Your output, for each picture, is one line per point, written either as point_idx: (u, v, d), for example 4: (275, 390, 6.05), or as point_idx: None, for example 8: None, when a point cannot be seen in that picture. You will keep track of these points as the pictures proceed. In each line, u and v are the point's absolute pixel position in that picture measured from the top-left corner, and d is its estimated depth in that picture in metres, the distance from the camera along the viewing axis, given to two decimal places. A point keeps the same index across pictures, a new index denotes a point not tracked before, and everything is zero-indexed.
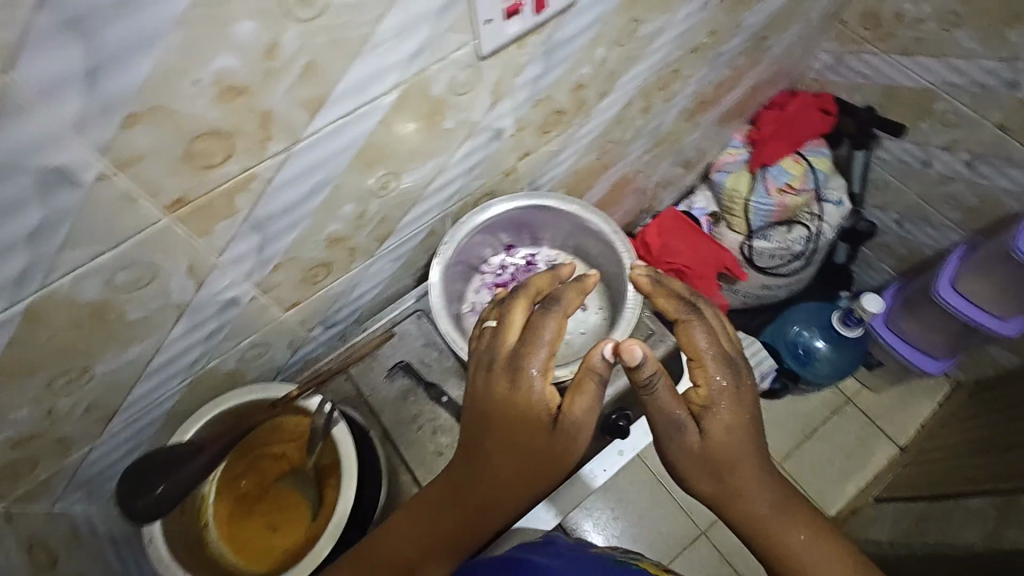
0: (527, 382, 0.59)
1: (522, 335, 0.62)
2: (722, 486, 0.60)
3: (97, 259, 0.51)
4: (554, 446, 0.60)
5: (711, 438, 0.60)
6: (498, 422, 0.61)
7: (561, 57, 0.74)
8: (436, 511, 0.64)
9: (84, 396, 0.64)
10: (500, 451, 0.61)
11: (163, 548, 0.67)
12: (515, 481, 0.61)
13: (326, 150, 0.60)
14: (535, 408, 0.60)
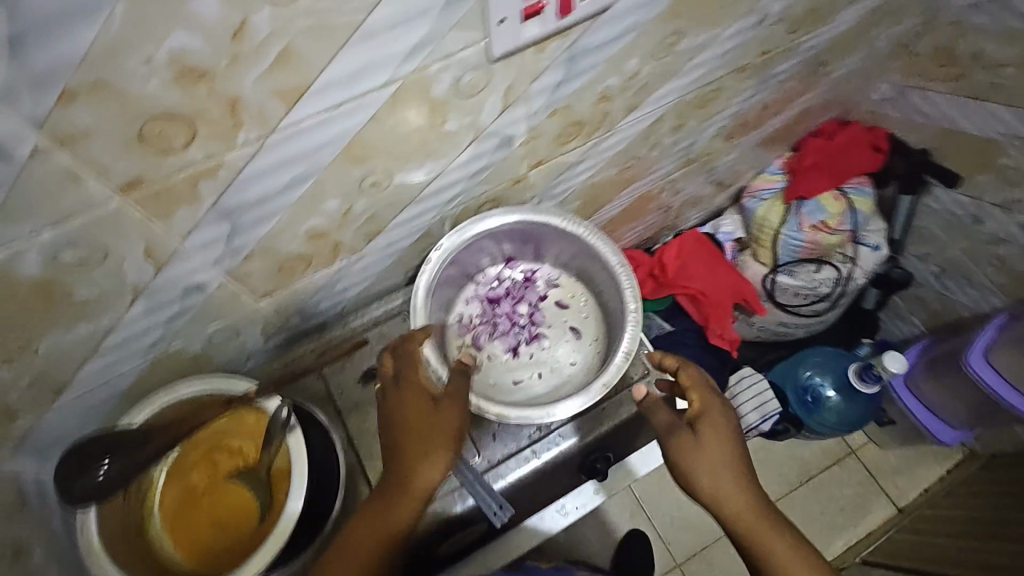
0: (408, 386, 0.68)
1: (399, 363, 0.70)
2: (716, 486, 0.66)
3: (37, 236, 0.47)
4: (435, 421, 0.66)
5: (704, 441, 0.67)
6: (409, 423, 0.66)
7: (586, 66, 0.67)
8: (369, 523, 0.63)
9: (29, 367, 0.60)
10: (410, 441, 0.65)
11: (95, 538, 0.64)
12: (419, 461, 0.64)
13: (307, 144, 0.54)
14: (417, 398, 0.67)
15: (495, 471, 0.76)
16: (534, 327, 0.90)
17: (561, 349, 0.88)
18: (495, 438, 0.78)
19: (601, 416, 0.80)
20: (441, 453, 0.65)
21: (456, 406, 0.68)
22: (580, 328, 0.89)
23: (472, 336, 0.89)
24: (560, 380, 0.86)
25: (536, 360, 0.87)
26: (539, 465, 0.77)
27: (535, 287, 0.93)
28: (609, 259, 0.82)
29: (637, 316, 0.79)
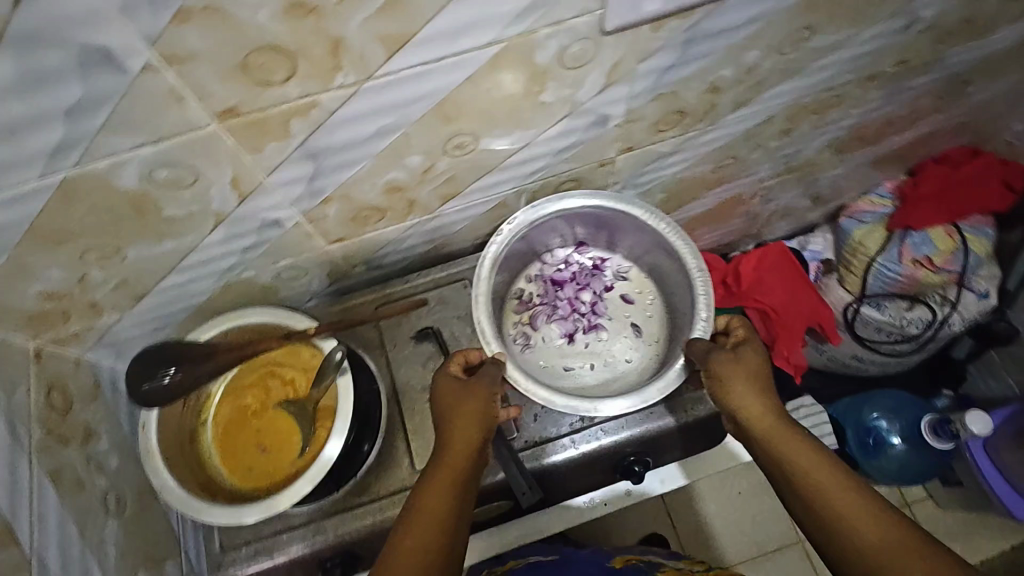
0: (446, 380, 0.66)
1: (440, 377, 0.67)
2: (746, 389, 0.63)
3: (137, 149, 0.49)
4: (468, 397, 0.64)
5: (740, 356, 0.66)
6: (448, 410, 0.63)
7: (701, 52, 0.62)
8: (426, 504, 0.54)
9: (118, 270, 0.64)
10: (452, 421, 0.63)
11: (152, 438, 0.68)
12: (459, 427, 0.62)
13: (400, 95, 0.53)
14: (447, 388, 0.66)
15: (532, 452, 0.75)
16: (594, 317, 0.87)
17: (618, 345, 0.85)
18: (535, 419, 0.77)
19: (645, 419, 0.77)
20: (474, 422, 0.62)
21: (484, 378, 0.66)
22: (641, 327, 0.86)
23: (530, 315, 0.87)
24: (610, 375, 0.83)
25: (591, 350, 0.85)
26: (576, 455, 0.76)
27: (603, 276, 0.89)
28: (685, 263, 0.76)
29: (705, 327, 0.73)
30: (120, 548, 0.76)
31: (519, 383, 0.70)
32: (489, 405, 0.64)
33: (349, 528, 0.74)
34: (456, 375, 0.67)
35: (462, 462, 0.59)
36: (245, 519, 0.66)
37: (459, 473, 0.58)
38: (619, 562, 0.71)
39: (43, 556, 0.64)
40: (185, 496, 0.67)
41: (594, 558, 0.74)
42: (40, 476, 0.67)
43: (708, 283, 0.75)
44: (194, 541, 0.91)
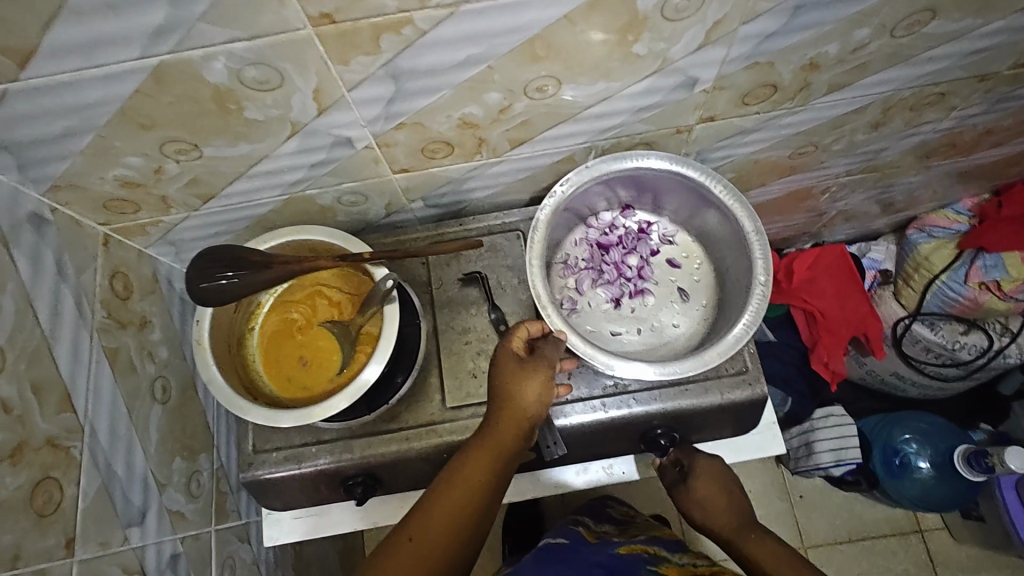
0: (505, 354, 0.66)
1: (505, 348, 0.66)
2: (703, 506, 0.77)
3: (231, 44, 0.49)
4: (519, 385, 0.63)
5: (698, 482, 0.78)
6: (497, 392, 0.64)
7: (807, 23, 0.59)
8: (455, 482, 0.61)
9: (192, 168, 0.66)
10: (497, 405, 0.64)
11: (204, 334, 0.71)
12: (506, 405, 0.63)
13: (493, 24, 0.52)
14: (502, 367, 0.65)
15: (560, 408, 0.76)
16: (639, 281, 0.79)
17: (664, 311, 0.78)
18: (569, 377, 0.77)
19: (680, 396, 0.76)
20: (523, 409, 0.63)
21: (540, 368, 0.64)
22: (688, 296, 0.79)
23: (574, 279, 0.79)
24: (657, 341, 0.76)
25: (637, 316, 0.78)
26: (604, 419, 0.76)
27: (649, 240, 0.81)
28: (741, 225, 0.71)
29: (763, 293, 0.68)
30: (161, 434, 0.80)
31: (578, 348, 0.69)
32: (539, 401, 0.63)
33: (374, 451, 0.76)
34: (514, 353, 0.66)
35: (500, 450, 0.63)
36: (280, 424, 0.68)
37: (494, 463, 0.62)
38: (624, 549, 0.79)
39: (95, 425, 0.68)
40: (229, 392, 0.70)
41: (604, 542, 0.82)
42: (98, 350, 0.71)
43: (768, 249, 0.69)
44: (226, 442, 0.95)
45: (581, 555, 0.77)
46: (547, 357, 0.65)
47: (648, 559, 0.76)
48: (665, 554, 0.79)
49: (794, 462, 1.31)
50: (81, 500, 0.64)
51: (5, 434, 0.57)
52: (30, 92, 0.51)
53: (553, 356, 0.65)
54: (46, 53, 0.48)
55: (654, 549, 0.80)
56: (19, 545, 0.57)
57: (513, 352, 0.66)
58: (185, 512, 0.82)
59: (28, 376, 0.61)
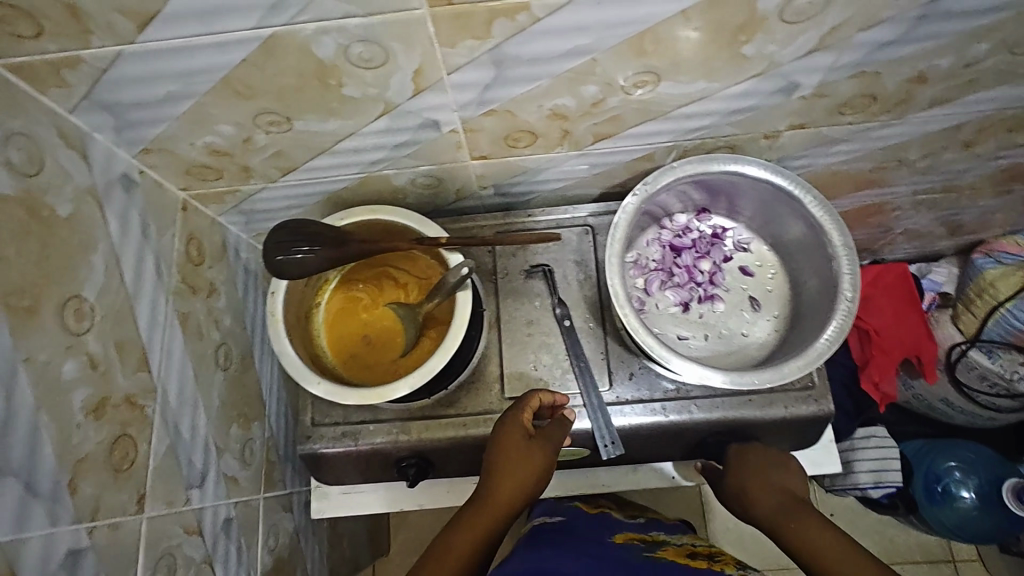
0: (514, 429, 0.70)
1: (515, 423, 0.70)
2: (769, 497, 0.69)
3: (345, 20, 0.49)
4: (525, 458, 0.68)
5: (767, 477, 0.71)
6: (502, 460, 0.68)
7: (926, 34, 0.57)
8: (465, 529, 0.64)
9: (280, 140, 0.66)
10: (507, 467, 0.68)
11: (278, 306, 0.72)
12: (509, 477, 0.68)
13: (607, 15, 0.51)
14: (513, 434, 0.70)
15: (620, 408, 0.76)
16: (710, 287, 0.77)
17: (733, 318, 0.76)
18: (630, 378, 0.77)
19: (744, 406, 0.75)
20: (525, 480, 0.68)
21: (549, 446, 0.70)
22: (760, 307, 0.77)
23: (643, 280, 0.78)
24: (724, 349, 0.75)
25: (705, 322, 0.76)
26: (663, 422, 0.76)
27: (722, 246, 0.79)
28: (829, 238, 0.69)
29: (848, 309, 0.66)
30: (221, 400, 0.82)
31: (652, 349, 0.66)
32: (540, 474, 0.69)
33: (431, 435, 0.77)
34: (527, 423, 0.71)
35: (501, 510, 0.66)
36: (348, 400, 0.69)
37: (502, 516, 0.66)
38: (621, 539, 0.75)
39: (166, 386, 0.70)
40: (300, 364, 0.71)
41: (600, 528, 0.78)
42: (172, 314, 0.72)
43: (856, 264, 0.67)
44: (277, 412, 0.97)
45: (581, 539, 0.72)
46: (556, 434, 0.71)
47: (645, 546, 0.73)
48: (664, 539, 0.78)
49: (829, 480, 1.28)
50: (152, 459, 0.66)
51: (90, 389, 0.58)
52: (142, 55, 0.52)
53: (561, 436, 0.71)
54: (166, 17, 0.48)
55: (652, 534, 0.79)
56: (98, 498, 0.58)
57: (527, 421, 0.70)
58: (239, 477, 0.84)
59: (113, 333, 0.62)
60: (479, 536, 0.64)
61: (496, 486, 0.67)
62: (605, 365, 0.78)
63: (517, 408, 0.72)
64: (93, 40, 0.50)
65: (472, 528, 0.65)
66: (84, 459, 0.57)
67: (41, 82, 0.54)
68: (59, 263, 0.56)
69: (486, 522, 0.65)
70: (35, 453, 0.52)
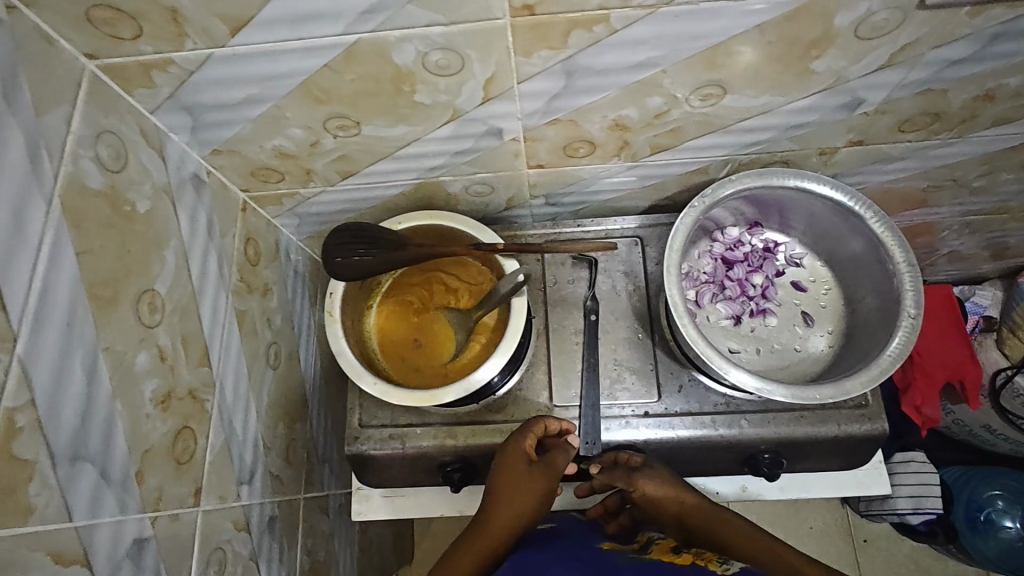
0: (513, 455, 0.72)
1: (517, 449, 0.72)
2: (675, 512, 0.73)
3: (429, 28, 0.51)
4: (527, 482, 0.72)
5: (656, 497, 0.73)
6: (505, 484, 0.72)
7: (998, 53, 0.57)
8: (469, 548, 0.70)
9: (346, 145, 0.68)
10: (507, 489, 0.72)
11: (336, 306, 0.74)
12: (510, 498, 0.72)
13: (683, 28, 0.52)
14: (514, 459, 0.72)
15: (669, 420, 0.75)
16: (762, 301, 0.77)
17: (786, 333, 0.76)
18: (679, 390, 0.77)
19: (796, 423, 0.74)
20: (525, 503, 0.72)
21: (549, 472, 0.73)
22: (814, 323, 0.76)
23: (694, 291, 0.77)
24: (777, 363, 0.75)
25: (757, 336, 0.76)
26: (712, 436, 0.75)
27: (775, 260, 0.79)
28: (891, 255, 0.68)
29: (912, 327, 0.66)
30: (270, 399, 0.83)
31: (711, 359, 0.66)
32: (542, 496, 0.73)
33: (478, 441, 0.77)
34: (530, 449, 0.73)
35: (504, 529, 0.71)
36: (401, 400, 0.70)
37: (503, 539, 0.71)
38: (607, 544, 0.73)
39: (224, 382, 0.71)
40: (355, 363, 0.72)
41: (588, 535, 0.76)
42: (231, 311, 0.74)
43: (919, 281, 0.67)
44: (318, 415, 0.98)
45: (563, 543, 0.71)
46: (557, 462, 0.73)
47: (631, 551, 0.72)
48: (648, 538, 0.77)
49: (864, 504, 1.23)
50: (209, 452, 0.67)
51: (158, 380, 0.59)
52: (231, 58, 0.54)
53: (563, 463, 0.73)
54: (261, 22, 0.50)
55: (637, 538, 0.77)
56: (161, 489, 0.59)
57: (528, 449, 0.72)
58: (282, 477, 0.85)
59: (180, 328, 0.63)
60: (482, 556, 0.70)
61: (498, 510, 0.72)
62: (654, 376, 0.78)
63: (521, 433, 0.73)
64: (187, 43, 0.52)
65: (476, 547, 0.70)
66: (151, 449, 0.58)
67: (131, 82, 0.56)
68: (138, 257, 0.57)
69: (491, 540, 0.71)
70: (110, 440, 0.53)
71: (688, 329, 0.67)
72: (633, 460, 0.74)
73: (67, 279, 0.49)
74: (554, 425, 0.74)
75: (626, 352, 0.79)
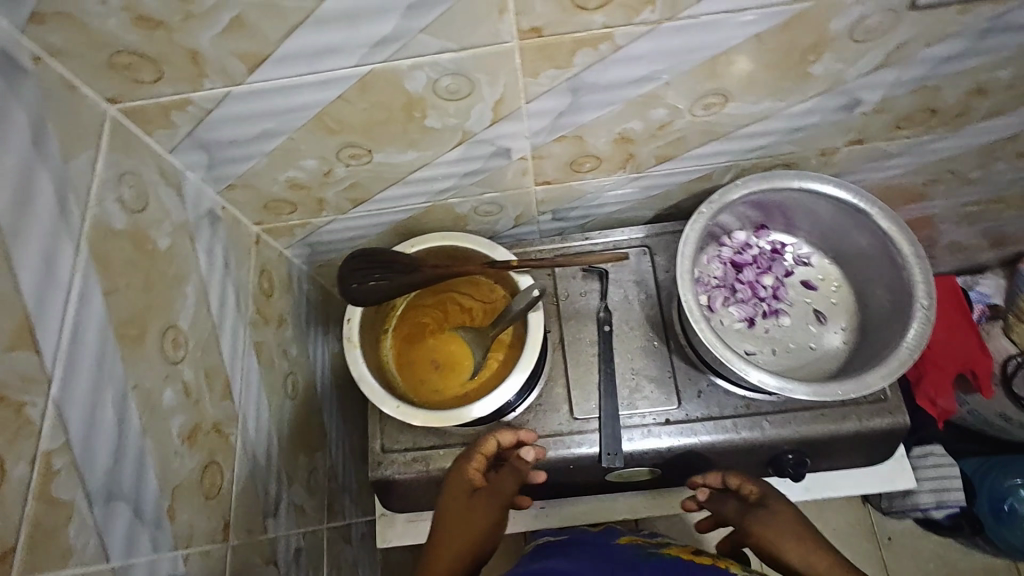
0: (459, 480, 0.74)
1: (463, 474, 0.74)
2: (794, 541, 0.70)
3: (440, 55, 0.52)
4: (473, 508, 0.74)
5: (774, 520, 0.72)
6: (450, 513, 0.74)
7: (988, 47, 0.59)
8: None
9: (358, 173, 0.69)
10: (452, 520, 0.73)
11: (355, 332, 0.75)
12: (455, 527, 0.73)
13: (685, 41, 0.54)
14: (463, 482, 0.74)
15: (691, 426, 0.75)
16: (774, 301, 0.78)
17: (801, 332, 0.77)
18: (698, 395, 0.77)
19: (818, 422, 0.74)
20: (472, 531, 0.73)
21: (496, 496, 0.74)
22: (827, 320, 0.77)
23: (707, 296, 0.78)
24: (794, 363, 0.75)
25: (771, 337, 0.77)
26: (735, 440, 0.75)
27: (783, 261, 0.80)
28: (899, 248, 0.69)
29: (926, 318, 0.66)
30: (290, 429, 0.83)
31: (731, 362, 0.67)
32: (491, 522, 0.74)
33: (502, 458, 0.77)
34: (474, 473, 0.74)
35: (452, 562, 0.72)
36: (425, 421, 0.70)
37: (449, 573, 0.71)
38: (624, 540, 0.72)
39: (246, 414, 0.71)
40: (377, 388, 0.73)
41: (603, 534, 0.74)
42: (249, 344, 0.74)
43: (928, 272, 0.68)
44: (336, 443, 0.98)
45: (579, 547, 0.69)
46: (506, 483, 0.74)
47: (648, 545, 0.70)
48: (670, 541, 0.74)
49: (886, 501, 1.22)
50: (235, 486, 0.66)
51: (185, 416, 0.60)
52: (248, 95, 0.55)
53: (510, 485, 0.74)
54: (277, 59, 0.52)
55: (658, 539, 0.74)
56: (191, 525, 0.59)
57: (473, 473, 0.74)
58: (306, 507, 0.84)
59: (203, 362, 0.63)
60: None
61: (443, 542, 0.73)
62: (673, 383, 0.78)
63: (467, 455, 0.75)
64: (205, 83, 0.54)
65: None
66: (180, 486, 0.58)
67: (148, 124, 0.57)
68: (162, 293, 0.58)
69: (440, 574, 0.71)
70: (141, 478, 0.53)
71: (706, 334, 0.68)
72: (748, 493, 0.75)
73: (96, 319, 0.49)
74: (506, 441, 0.74)
75: (642, 361, 0.80)
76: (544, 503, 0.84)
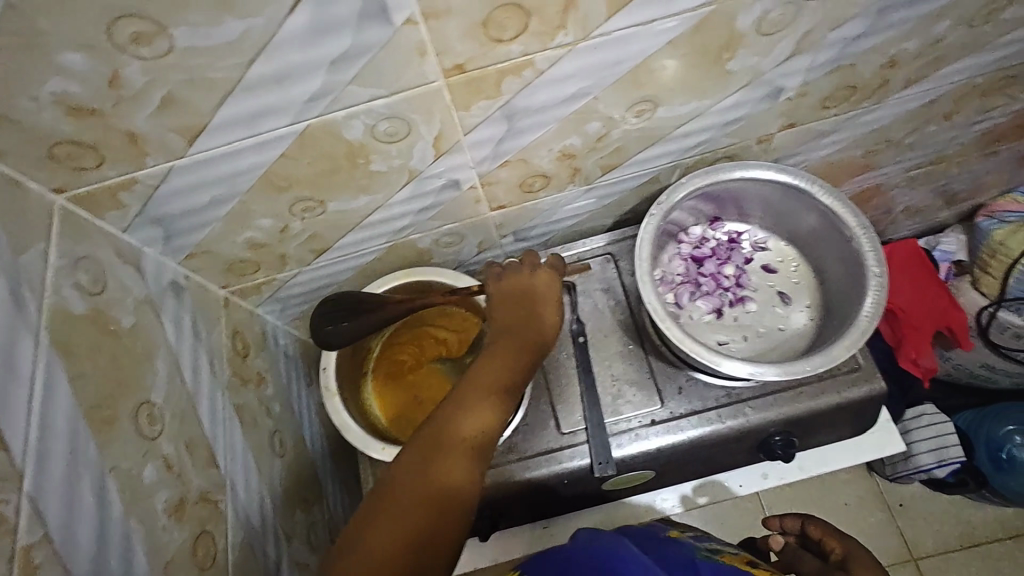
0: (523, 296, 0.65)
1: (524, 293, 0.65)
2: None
3: (371, 102, 0.54)
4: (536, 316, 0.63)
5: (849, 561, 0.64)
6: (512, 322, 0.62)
7: (890, 23, 0.63)
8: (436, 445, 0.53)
9: (314, 224, 0.71)
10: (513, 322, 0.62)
11: (332, 379, 0.75)
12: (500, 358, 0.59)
13: (604, 56, 0.57)
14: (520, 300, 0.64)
15: (677, 423, 0.76)
16: (738, 289, 0.80)
17: (768, 315, 0.78)
18: (680, 392, 0.78)
19: (799, 399, 0.75)
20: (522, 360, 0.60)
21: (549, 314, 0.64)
22: (792, 299, 0.79)
23: (673, 294, 0.80)
24: (767, 345, 0.77)
25: (741, 324, 0.78)
26: (722, 429, 0.76)
27: (741, 249, 0.83)
28: (845, 221, 0.72)
29: (880, 284, 0.69)
30: (283, 487, 0.82)
31: (701, 354, 0.68)
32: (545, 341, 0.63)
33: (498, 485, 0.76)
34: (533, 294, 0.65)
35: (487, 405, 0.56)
36: None
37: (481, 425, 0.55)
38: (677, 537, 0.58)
39: (234, 479, 0.71)
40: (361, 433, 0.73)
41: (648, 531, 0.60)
42: (229, 408, 0.74)
43: (875, 240, 0.70)
44: (334, 494, 0.97)
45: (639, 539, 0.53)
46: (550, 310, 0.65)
47: (704, 547, 0.55)
48: (722, 548, 0.59)
49: (889, 468, 1.21)
50: (231, 552, 0.65)
51: (170, 490, 0.59)
52: (191, 166, 0.57)
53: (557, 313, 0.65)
54: (213, 128, 0.53)
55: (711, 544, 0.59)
56: None
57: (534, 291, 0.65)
58: (310, 563, 0.83)
59: (182, 433, 0.63)
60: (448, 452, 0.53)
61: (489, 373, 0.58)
62: (653, 384, 0.79)
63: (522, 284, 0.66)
64: (148, 161, 0.55)
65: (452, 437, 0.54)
66: (172, 561, 0.57)
67: (99, 208, 0.58)
68: (132, 370, 0.58)
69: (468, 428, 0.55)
70: (130, 558, 0.52)
71: (674, 330, 0.69)
72: (827, 546, 0.69)
73: (64, 407, 0.50)
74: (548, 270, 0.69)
75: (621, 366, 0.81)
76: (548, 522, 0.84)
